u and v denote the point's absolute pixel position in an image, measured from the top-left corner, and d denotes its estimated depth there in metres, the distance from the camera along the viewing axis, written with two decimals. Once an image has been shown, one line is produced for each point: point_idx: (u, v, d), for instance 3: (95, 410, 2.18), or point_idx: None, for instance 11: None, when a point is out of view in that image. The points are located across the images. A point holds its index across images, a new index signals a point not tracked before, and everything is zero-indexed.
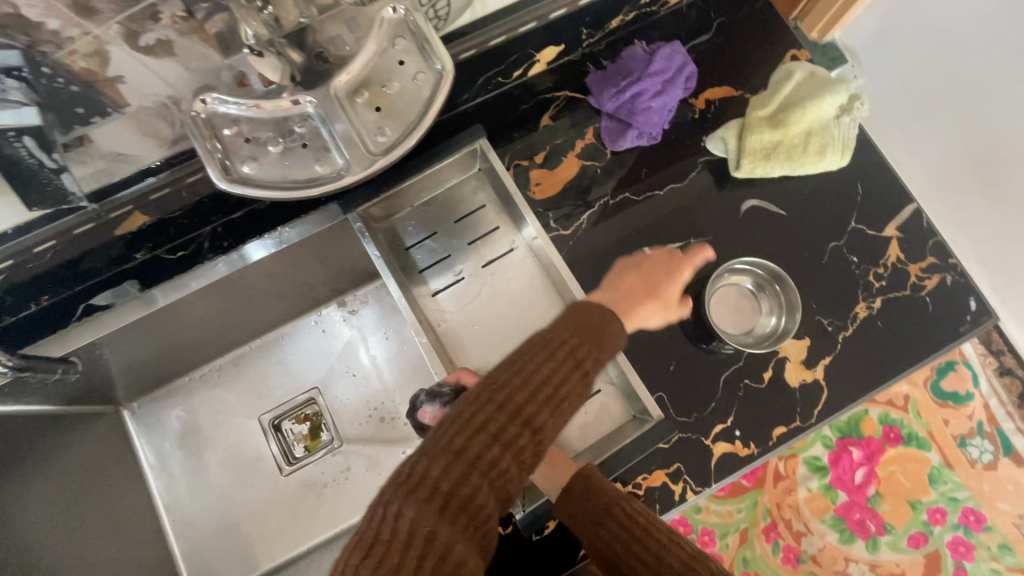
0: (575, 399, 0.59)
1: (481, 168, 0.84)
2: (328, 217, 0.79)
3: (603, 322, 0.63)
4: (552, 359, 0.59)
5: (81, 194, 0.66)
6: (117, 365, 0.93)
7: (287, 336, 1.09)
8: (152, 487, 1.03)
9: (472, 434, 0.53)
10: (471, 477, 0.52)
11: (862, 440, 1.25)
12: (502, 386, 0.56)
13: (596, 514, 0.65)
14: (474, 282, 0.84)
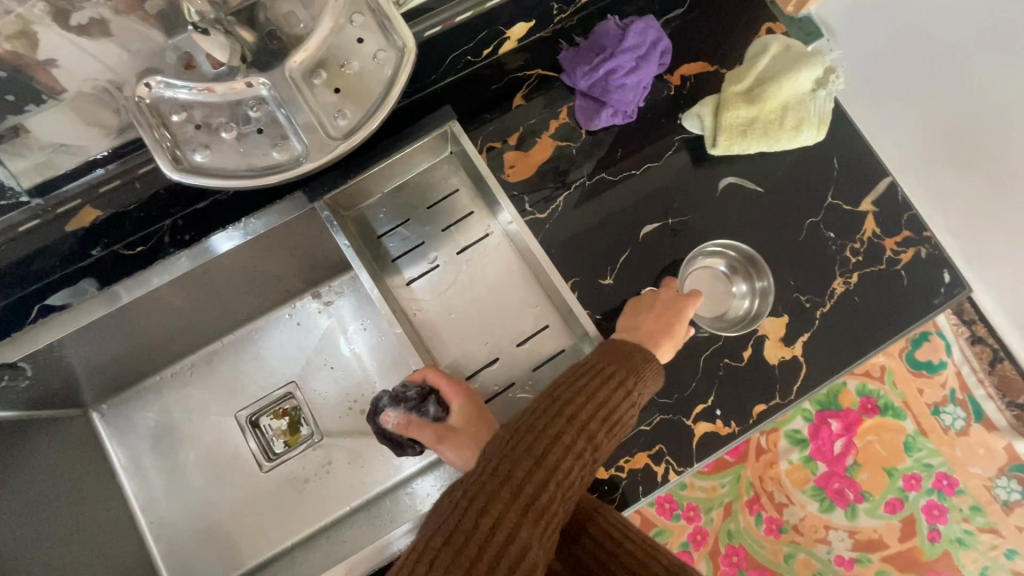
0: (628, 418, 0.64)
1: (454, 150, 0.81)
2: (294, 206, 0.75)
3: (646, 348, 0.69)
4: (608, 378, 0.64)
5: (20, 188, 0.64)
6: (81, 366, 0.90)
7: (260, 331, 1.06)
8: (127, 489, 1.00)
9: (542, 444, 0.58)
10: (550, 483, 0.56)
11: (841, 412, 1.28)
12: (564, 402, 0.61)
13: (578, 529, 0.67)
14: (450, 269, 0.81)
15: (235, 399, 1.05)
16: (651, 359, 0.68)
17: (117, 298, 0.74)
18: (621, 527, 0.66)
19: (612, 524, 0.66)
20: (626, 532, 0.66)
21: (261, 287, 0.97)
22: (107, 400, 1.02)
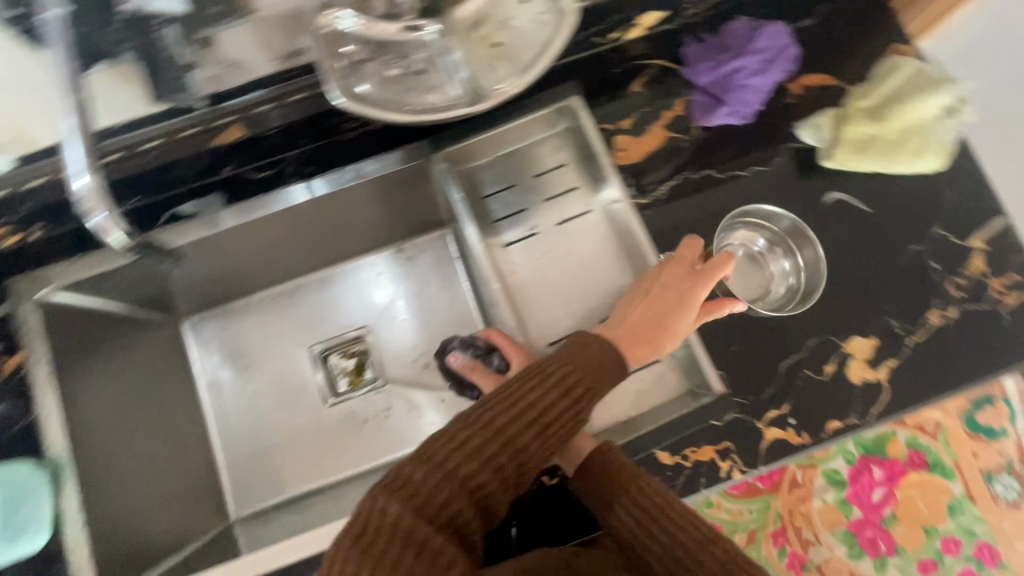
0: (567, 433, 0.61)
1: (567, 126, 0.83)
2: (410, 156, 0.80)
3: (608, 356, 0.65)
4: (551, 389, 0.61)
5: (196, 95, 0.68)
6: (179, 277, 0.96)
7: (344, 274, 1.12)
8: (203, 398, 1.07)
9: (459, 445, 0.56)
10: (459, 483, 0.54)
11: (886, 460, 1.23)
12: (495, 411, 0.59)
13: (612, 496, 0.65)
14: (547, 238, 0.83)
15: (311, 333, 1.11)
16: (615, 373, 0.64)
17: (236, 218, 0.82)
18: (659, 498, 0.64)
19: (650, 495, 0.64)
20: (663, 503, 0.64)
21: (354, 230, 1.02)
22: (198, 312, 1.09)
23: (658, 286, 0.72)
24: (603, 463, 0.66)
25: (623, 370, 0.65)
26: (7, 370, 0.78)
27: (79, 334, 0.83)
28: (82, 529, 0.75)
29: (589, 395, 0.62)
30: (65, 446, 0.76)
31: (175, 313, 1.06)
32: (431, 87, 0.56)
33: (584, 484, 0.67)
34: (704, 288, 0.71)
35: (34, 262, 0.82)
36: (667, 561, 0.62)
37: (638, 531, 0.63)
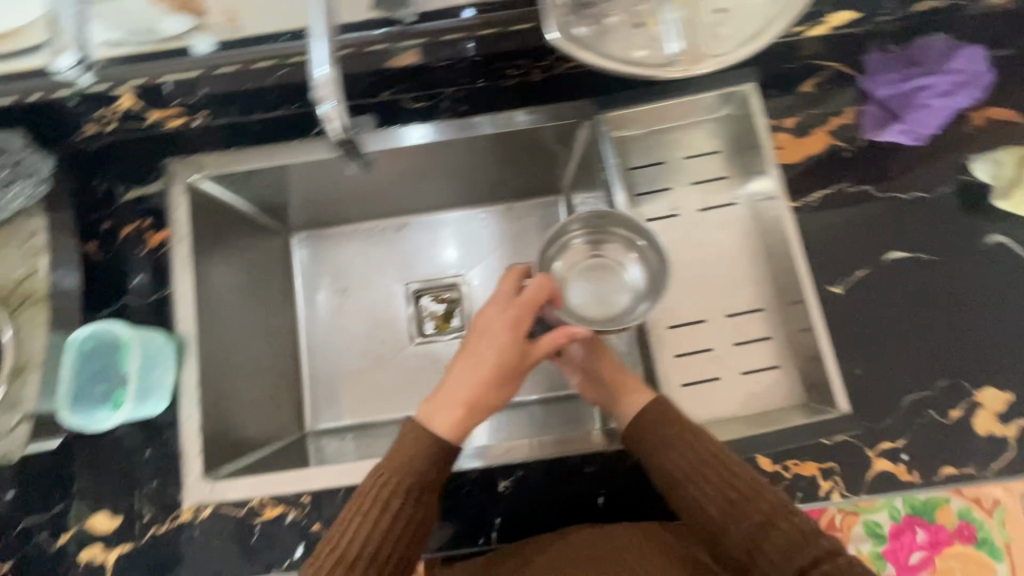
0: (416, 534, 0.62)
1: (728, 113, 0.80)
2: (568, 113, 0.81)
3: (448, 454, 0.64)
4: (391, 498, 0.62)
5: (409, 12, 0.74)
6: (295, 194, 0.92)
7: (452, 222, 1.14)
8: (298, 309, 1.09)
9: (362, 531, 0.60)
10: (366, 562, 0.60)
11: None
12: (358, 527, 0.61)
13: (672, 440, 0.64)
14: (685, 221, 0.80)
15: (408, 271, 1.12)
16: (435, 467, 0.63)
17: (385, 142, 0.83)
18: (712, 446, 0.63)
19: (705, 442, 0.64)
20: (717, 452, 0.63)
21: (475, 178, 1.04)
22: (308, 228, 1.12)
23: (498, 326, 0.67)
24: (662, 407, 0.67)
25: (453, 455, 0.65)
26: (149, 244, 0.82)
27: (210, 219, 0.86)
28: (193, 398, 0.78)
29: (445, 458, 0.64)
30: (193, 324, 0.80)
31: (286, 225, 1.09)
32: (654, 41, 0.56)
33: (637, 427, 0.67)
34: (516, 332, 0.66)
35: (176, 149, 0.84)
36: (717, 503, 0.60)
37: (693, 473, 0.62)
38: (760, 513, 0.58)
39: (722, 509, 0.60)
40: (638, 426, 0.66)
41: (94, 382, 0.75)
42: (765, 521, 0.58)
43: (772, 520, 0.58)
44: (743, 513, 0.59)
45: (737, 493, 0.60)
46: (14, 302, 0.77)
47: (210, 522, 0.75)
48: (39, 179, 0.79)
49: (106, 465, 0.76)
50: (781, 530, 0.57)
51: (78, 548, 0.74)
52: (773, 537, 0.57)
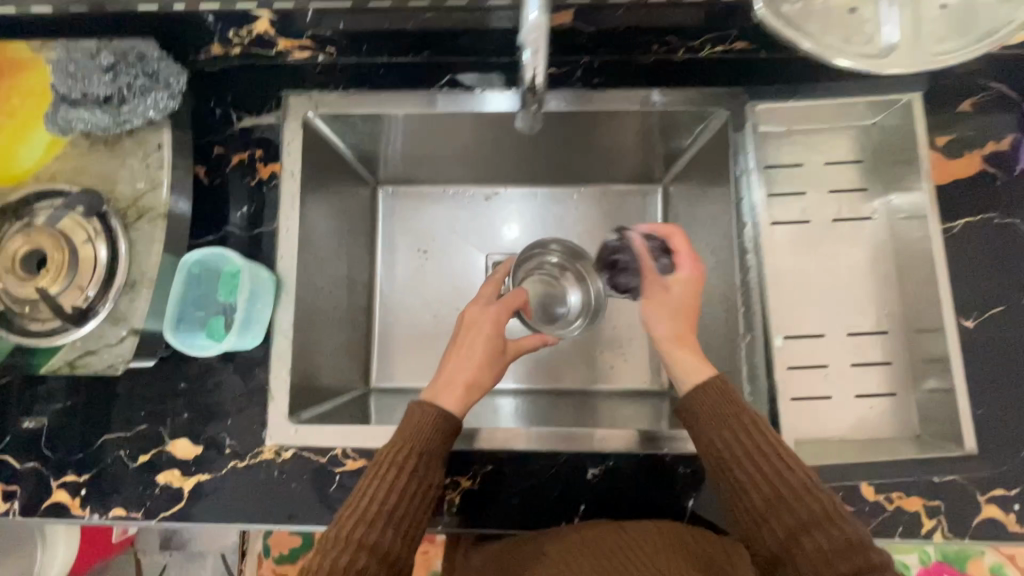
0: (427, 501, 0.64)
1: (880, 122, 0.76)
2: (708, 101, 0.77)
3: (447, 424, 0.68)
4: (405, 462, 0.64)
5: None
6: (404, 143, 0.90)
7: (544, 198, 1.09)
8: (376, 266, 1.07)
9: (375, 503, 0.61)
10: (380, 531, 0.60)
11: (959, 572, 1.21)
12: (378, 486, 0.62)
13: (726, 422, 0.64)
14: (818, 229, 0.76)
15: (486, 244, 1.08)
16: (444, 440, 0.67)
17: (517, 101, 0.80)
18: (770, 436, 0.62)
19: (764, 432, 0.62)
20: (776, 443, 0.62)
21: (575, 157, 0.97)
22: (395, 184, 1.09)
23: (488, 321, 0.74)
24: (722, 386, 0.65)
25: (455, 432, 0.69)
26: (259, 175, 0.80)
27: (320, 160, 0.85)
28: (287, 336, 0.77)
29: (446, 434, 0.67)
30: (293, 263, 0.78)
31: (375, 177, 1.06)
32: (863, 28, 0.58)
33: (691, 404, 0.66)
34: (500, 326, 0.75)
35: (296, 82, 0.82)
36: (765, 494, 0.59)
37: (745, 460, 0.61)
38: (809, 514, 0.57)
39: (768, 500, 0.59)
40: (691, 404, 0.66)
41: (195, 309, 0.73)
42: (811, 521, 0.57)
43: (819, 522, 0.56)
44: (788, 509, 0.58)
45: (789, 489, 0.59)
46: (132, 214, 0.68)
47: (291, 465, 0.75)
48: (174, 93, 0.68)
49: (195, 393, 0.76)
50: (826, 533, 0.56)
51: (160, 470, 0.75)
52: (815, 538, 0.56)
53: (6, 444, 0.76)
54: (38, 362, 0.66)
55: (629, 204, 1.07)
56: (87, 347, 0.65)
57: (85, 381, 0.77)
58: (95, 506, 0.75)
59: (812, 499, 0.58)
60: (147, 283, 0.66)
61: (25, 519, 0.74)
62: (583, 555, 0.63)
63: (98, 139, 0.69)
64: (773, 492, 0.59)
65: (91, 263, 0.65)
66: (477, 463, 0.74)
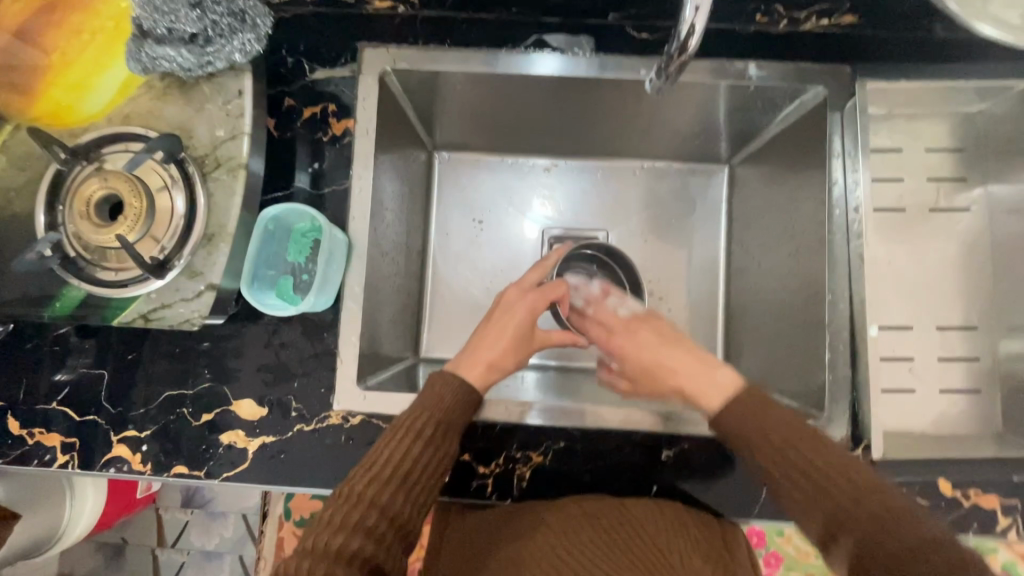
0: (442, 469, 0.62)
1: (985, 109, 0.73)
2: (805, 77, 0.75)
3: (468, 397, 0.66)
4: (424, 428, 0.62)
5: None
6: (475, 100, 0.85)
7: (611, 170, 0.98)
8: (429, 236, 0.97)
9: (388, 466, 0.59)
10: (391, 493, 0.58)
11: None
12: (393, 449, 0.60)
13: (758, 435, 0.58)
14: (914, 219, 0.75)
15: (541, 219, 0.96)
16: (464, 411, 0.65)
17: (566, 68, 0.77)
18: (808, 438, 0.57)
19: (802, 437, 0.57)
20: (818, 445, 0.56)
21: (653, 128, 0.88)
22: (451, 149, 0.97)
23: (522, 305, 0.72)
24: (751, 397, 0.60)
25: (476, 406, 0.67)
26: (331, 131, 0.77)
27: (394, 120, 0.82)
28: (357, 300, 0.73)
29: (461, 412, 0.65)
30: (365, 225, 0.74)
31: (432, 139, 0.94)
32: None
33: (722, 418, 0.60)
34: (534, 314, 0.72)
35: (372, 37, 0.79)
36: (822, 505, 0.54)
37: (785, 473, 0.56)
38: (872, 516, 0.52)
39: (812, 505, 0.54)
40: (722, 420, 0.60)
41: (266, 269, 0.72)
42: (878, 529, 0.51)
43: (885, 525, 0.51)
44: (854, 520, 0.52)
45: (844, 493, 0.53)
46: (209, 165, 0.66)
47: (359, 431, 0.73)
48: (259, 36, 0.65)
49: (261, 353, 0.74)
50: (897, 536, 0.51)
51: (224, 430, 0.73)
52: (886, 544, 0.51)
53: (67, 395, 0.75)
54: (111, 312, 0.65)
55: (693, 185, 0.96)
56: (162, 301, 0.64)
57: (148, 336, 0.76)
58: (156, 463, 0.73)
59: (871, 500, 0.53)
60: (226, 238, 0.65)
61: (85, 472, 0.73)
62: (582, 526, 0.63)
63: (174, 81, 0.67)
64: (814, 488, 0.55)
65: (167, 214, 0.64)
66: (549, 439, 0.72)
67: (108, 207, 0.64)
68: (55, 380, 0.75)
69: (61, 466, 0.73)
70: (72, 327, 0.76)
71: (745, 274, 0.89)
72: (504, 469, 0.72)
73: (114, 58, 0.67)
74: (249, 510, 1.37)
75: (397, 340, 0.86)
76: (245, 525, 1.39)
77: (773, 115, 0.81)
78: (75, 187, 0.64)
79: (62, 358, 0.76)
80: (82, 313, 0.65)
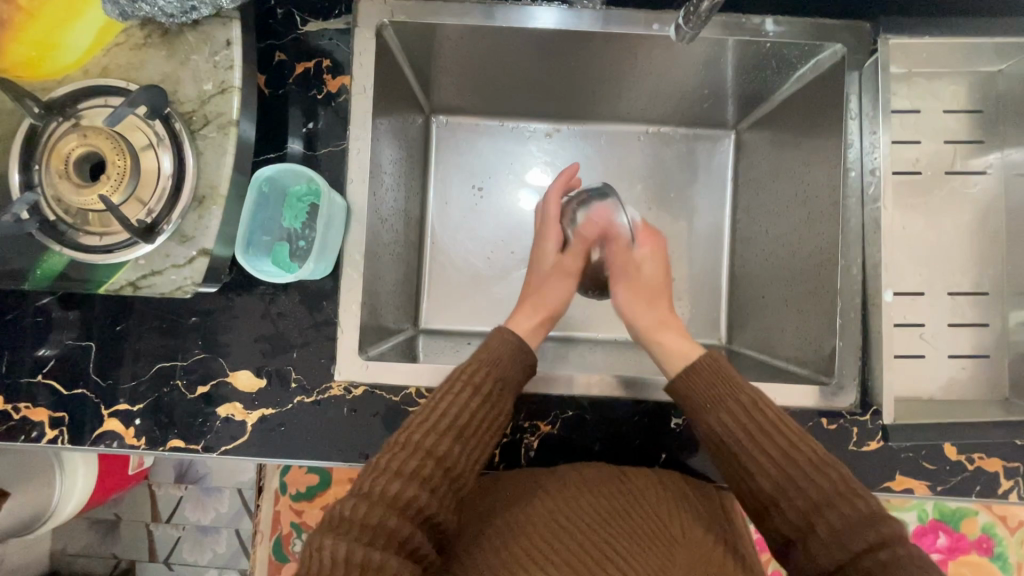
0: (496, 426, 0.63)
1: (1005, 69, 0.73)
2: (824, 33, 0.72)
3: (526, 358, 0.69)
4: (483, 384, 0.64)
5: None
6: (479, 59, 0.81)
7: (614, 136, 0.94)
8: (428, 204, 0.93)
9: (448, 419, 0.61)
10: (449, 443, 0.60)
11: (954, 533, 1.04)
12: (453, 402, 0.62)
13: (724, 401, 0.63)
14: (929, 183, 0.74)
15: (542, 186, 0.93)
16: (519, 370, 0.67)
17: (569, 22, 0.73)
18: (769, 410, 0.61)
19: (763, 407, 0.61)
20: (776, 417, 0.61)
21: (660, 89, 0.84)
22: (449, 112, 0.93)
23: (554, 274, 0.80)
24: (711, 364, 0.66)
25: (530, 366, 0.69)
26: (326, 89, 0.73)
27: (394, 77, 0.78)
28: (357, 268, 0.70)
29: (516, 371, 0.67)
30: (364, 188, 0.70)
31: (430, 102, 0.90)
32: None
33: (676, 383, 0.66)
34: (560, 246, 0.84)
35: None
36: (772, 476, 0.59)
37: (744, 439, 0.61)
38: (827, 492, 0.56)
39: (750, 464, 0.60)
40: (682, 381, 0.65)
41: (261, 234, 0.69)
42: (823, 502, 0.56)
43: (835, 498, 0.56)
44: (801, 492, 0.57)
45: (796, 467, 0.58)
46: (197, 121, 0.62)
47: (362, 402, 0.71)
48: None
49: (257, 324, 0.71)
50: (841, 512, 0.55)
51: (221, 402, 0.71)
52: (830, 518, 0.55)
53: (53, 368, 0.72)
54: (96, 281, 0.61)
55: (699, 151, 0.93)
56: (151, 268, 0.61)
57: (136, 306, 0.72)
58: (151, 437, 0.71)
59: (816, 473, 0.58)
60: (218, 201, 0.61)
61: (77, 447, 0.71)
62: (581, 493, 0.61)
63: (155, 30, 0.62)
64: (781, 458, 0.59)
65: (153, 175, 0.60)
66: (557, 408, 0.71)
67: (88, 166, 0.60)
68: (40, 354, 0.72)
69: (51, 441, 0.71)
70: (53, 298, 0.72)
71: (752, 242, 0.87)
72: (512, 439, 0.71)
73: (88, 3, 0.62)
74: (244, 484, 1.36)
75: (397, 309, 0.84)
76: (239, 500, 1.37)
77: (787, 76, 0.78)
78: (52, 144, 0.60)
79: (45, 331, 0.72)
80: (65, 280, 0.61)
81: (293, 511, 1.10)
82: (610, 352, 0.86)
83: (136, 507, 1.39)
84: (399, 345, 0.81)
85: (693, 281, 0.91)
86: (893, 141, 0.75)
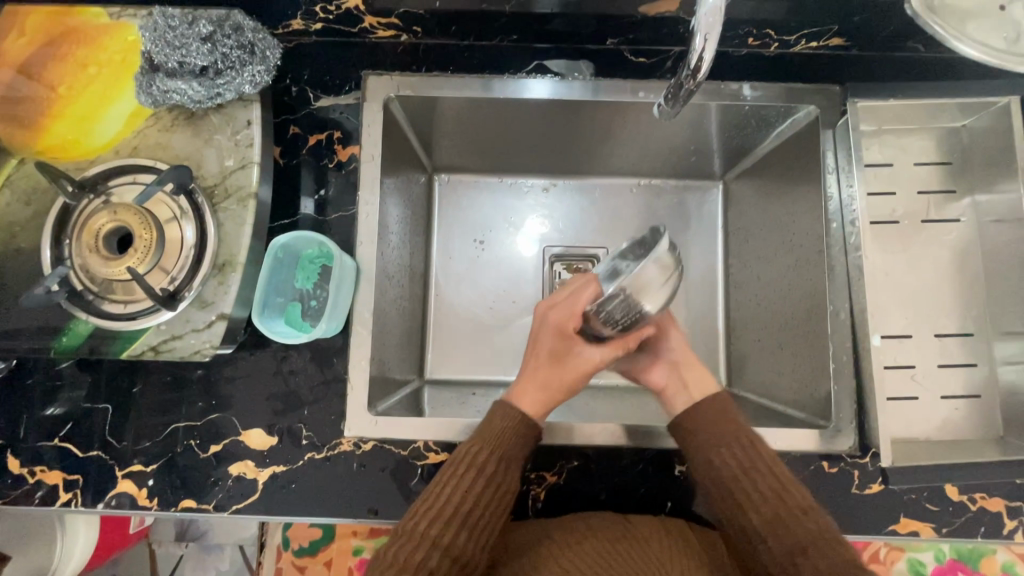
0: (504, 503, 0.63)
1: (968, 125, 0.78)
2: (794, 96, 0.78)
3: (529, 432, 0.67)
4: (485, 465, 0.63)
5: None
6: (477, 124, 0.86)
7: (607, 189, 0.99)
8: (431, 257, 0.97)
9: (452, 506, 0.61)
10: (457, 530, 0.60)
11: (975, 575, 1.03)
12: (454, 485, 0.63)
13: (724, 438, 0.66)
14: (907, 231, 0.79)
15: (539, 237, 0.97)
16: (523, 445, 0.66)
17: (560, 92, 0.79)
18: (766, 453, 0.65)
19: (755, 449, 0.65)
20: (770, 460, 0.64)
21: (648, 147, 0.90)
22: (450, 171, 0.98)
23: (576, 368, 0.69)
24: (716, 405, 0.68)
25: (535, 439, 0.67)
26: (337, 158, 0.78)
27: (399, 145, 0.83)
28: (366, 325, 0.74)
29: (518, 453, 0.65)
30: (373, 249, 0.74)
31: (432, 162, 0.95)
32: (1016, 26, 0.63)
33: (683, 420, 0.68)
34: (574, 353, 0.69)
35: (376, 64, 0.80)
36: (762, 510, 0.61)
37: (742, 476, 0.63)
38: (808, 536, 0.59)
39: (750, 504, 0.62)
40: (687, 417, 0.68)
41: (275, 295, 0.72)
42: (807, 541, 0.58)
43: (819, 542, 0.58)
44: (788, 531, 0.60)
45: (785, 509, 0.61)
46: (219, 194, 0.67)
47: (371, 457, 0.72)
48: (268, 67, 0.67)
49: (270, 382, 0.74)
50: (825, 555, 0.58)
51: (232, 461, 0.72)
52: (813, 559, 0.58)
53: (68, 431, 0.73)
54: (120, 345, 0.64)
55: (690, 201, 0.98)
56: (173, 332, 0.64)
57: (151, 366, 0.74)
58: (163, 497, 0.71)
59: (801, 522, 0.60)
60: (238, 267, 0.65)
61: (88, 510, 0.71)
62: (585, 536, 0.62)
63: (182, 113, 0.68)
64: (773, 499, 0.61)
65: (177, 245, 0.64)
66: (562, 458, 0.73)
67: (116, 240, 0.65)
68: (54, 416, 0.74)
69: (62, 505, 0.71)
70: (71, 361, 0.74)
71: (744, 287, 0.91)
72: (519, 490, 0.72)
73: (120, 90, 0.67)
74: (246, 541, 1.34)
75: (403, 362, 0.86)
76: (241, 557, 1.35)
77: (766, 133, 0.84)
78: (83, 220, 0.64)
79: (61, 391, 0.74)
80: (89, 346, 0.64)
81: (296, 568, 1.10)
82: (611, 398, 0.88)
83: (135, 567, 1.36)
84: (406, 398, 0.83)
85: (690, 325, 0.94)
86: (869, 193, 0.79)
